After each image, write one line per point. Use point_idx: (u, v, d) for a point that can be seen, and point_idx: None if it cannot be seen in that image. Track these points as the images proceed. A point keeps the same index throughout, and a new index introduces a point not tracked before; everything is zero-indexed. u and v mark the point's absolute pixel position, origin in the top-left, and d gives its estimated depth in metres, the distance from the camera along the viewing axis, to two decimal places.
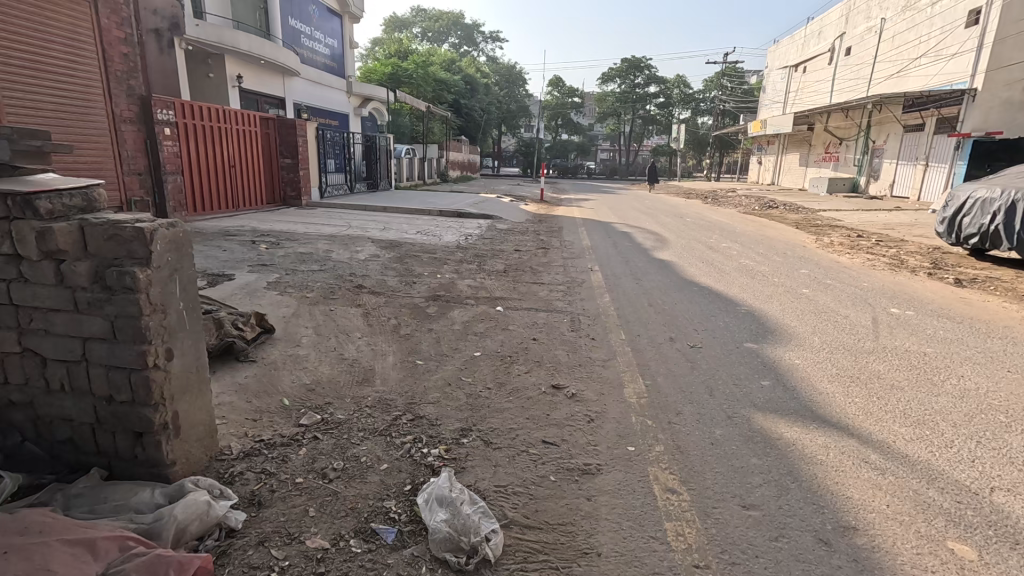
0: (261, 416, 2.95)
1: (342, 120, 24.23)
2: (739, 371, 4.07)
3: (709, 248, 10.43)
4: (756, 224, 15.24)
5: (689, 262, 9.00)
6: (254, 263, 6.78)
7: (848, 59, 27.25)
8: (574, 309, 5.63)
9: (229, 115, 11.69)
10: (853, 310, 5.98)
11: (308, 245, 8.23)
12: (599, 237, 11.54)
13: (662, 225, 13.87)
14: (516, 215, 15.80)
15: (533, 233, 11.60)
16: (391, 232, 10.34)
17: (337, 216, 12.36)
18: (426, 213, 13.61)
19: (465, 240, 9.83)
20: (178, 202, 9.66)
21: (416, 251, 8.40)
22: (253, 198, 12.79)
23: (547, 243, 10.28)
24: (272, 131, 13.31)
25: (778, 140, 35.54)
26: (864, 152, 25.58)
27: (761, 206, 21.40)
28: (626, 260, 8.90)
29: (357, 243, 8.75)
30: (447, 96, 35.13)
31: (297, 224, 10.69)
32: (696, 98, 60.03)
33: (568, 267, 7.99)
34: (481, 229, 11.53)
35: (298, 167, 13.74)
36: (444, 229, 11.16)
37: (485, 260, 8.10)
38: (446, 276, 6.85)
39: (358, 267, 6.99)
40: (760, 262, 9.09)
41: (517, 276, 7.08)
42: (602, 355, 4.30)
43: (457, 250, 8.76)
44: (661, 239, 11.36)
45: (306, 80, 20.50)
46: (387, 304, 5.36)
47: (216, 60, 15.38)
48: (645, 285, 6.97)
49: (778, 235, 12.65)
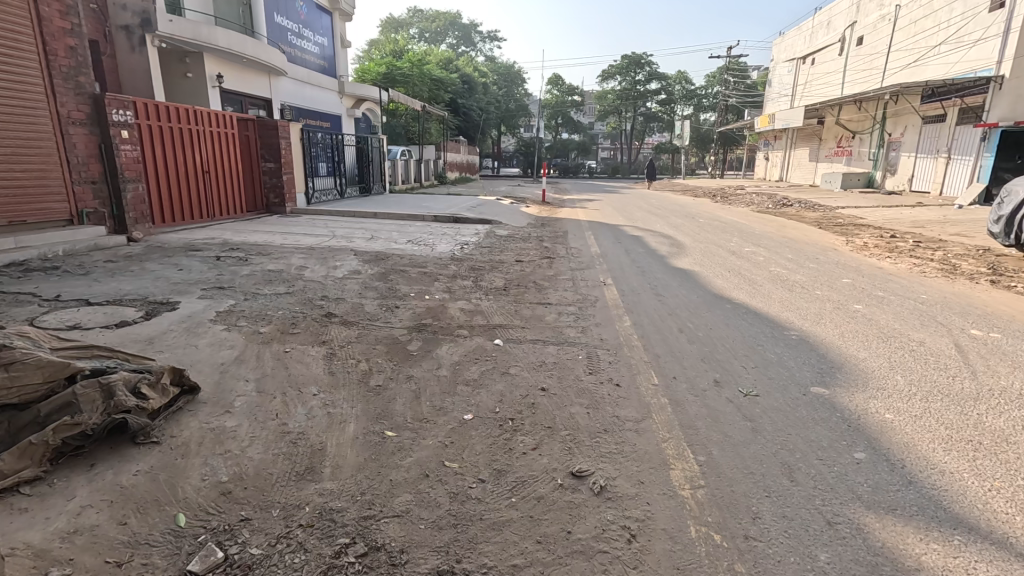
0: (131, 556, 1.94)
1: (334, 122, 23.26)
2: (818, 436, 3.04)
3: (731, 254, 9.40)
4: (775, 224, 14.19)
5: (713, 272, 7.98)
6: (211, 285, 5.79)
7: (860, 49, 26.15)
8: (588, 341, 4.61)
9: (200, 116, 10.69)
10: (925, 333, 4.95)
11: (281, 260, 7.23)
12: (608, 242, 10.52)
13: (674, 227, 12.85)
14: (517, 218, 14.77)
15: (535, 239, 10.60)
16: (378, 242, 9.33)
17: (322, 224, 11.38)
18: (420, 219, 12.61)
19: (460, 250, 8.84)
20: (140, 213, 8.63)
21: (403, 266, 7.41)
22: (230, 206, 11.78)
23: (552, 251, 9.28)
24: (252, 134, 12.34)
25: (786, 134, 34.44)
26: (879, 145, 24.50)
27: (775, 203, 20.39)
28: (641, 271, 7.87)
29: (338, 256, 7.76)
30: (443, 95, 34.12)
31: (275, 234, 9.71)
32: (698, 93, 58.95)
33: (577, 281, 6.97)
34: (479, 236, 10.53)
35: (281, 171, 12.74)
36: (438, 237, 10.17)
37: (482, 274, 7.09)
38: (436, 297, 5.84)
39: (332, 287, 5.99)
40: (792, 269, 8.06)
41: (519, 295, 6.08)
42: (632, 414, 3.28)
43: (451, 262, 7.76)
44: (676, 244, 10.36)
45: (293, 79, 19.50)
46: (359, 340, 4.35)
47: (194, 58, 14.41)
48: (668, 303, 5.95)
49: (803, 237, 11.61)
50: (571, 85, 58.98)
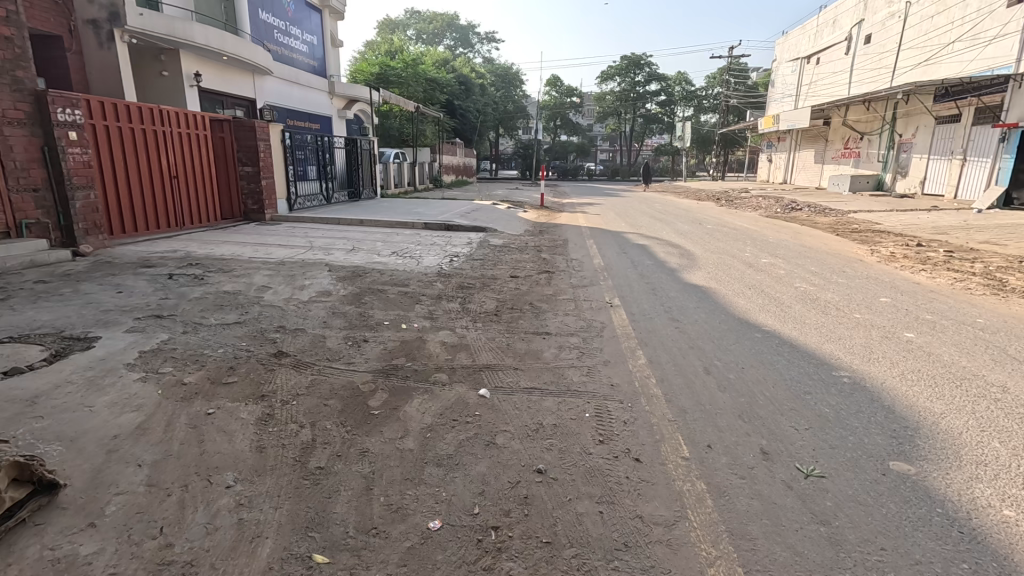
0: None
1: (324, 123, 22.41)
2: (925, 554, 2.17)
3: (748, 266, 8.55)
4: (788, 230, 13.35)
5: (731, 288, 7.12)
6: (149, 312, 4.90)
7: (868, 47, 25.35)
8: (596, 389, 3.72)
9: (165, 116, 9.86)
10: (1003, 374, 4.08)
11: (242, 278, 6.34)
12: (612, 253, 9.64)
13: (682, 235, 11.98)
14: (514, 225, 13.91)
15: (533, 249, 9.72)
16: (359, 255, 8.46)
17: (302, 233, 10.50)
18: (409, 227, 11.75)
19: (449, 264, 7.96)
20: (91, 224, 7.79)
21: (382, 283, 6.55)
22: (200, 213, 10.90)
23: (551, 263, 8.42)
24: (227, 135, 11.47)
25: (791, 136, 33.64)
26: (889, 147, 23.70)
27: (783, 207, 19.54)
28: (650, 288, 7.01)
29: (310, 272, 6.88)
30: (439, 96, 33.26)
31: (245, 246, 8.82)
32: (699, 95, 58.19)
33: (579, 302, 6.11)
34: (472, 246, 9.67)
35: (260, 176, 11.85)
36: (426, 248, 9.29)
37: (472, 294, 6.22)
38: (415, 325, 4.96)
39: (294, 313, 5.12)
40: (820, 285, 7.21)
41: (512, 321, 5.23)
42: (661, 514, 2.40)
43: (438, 279, 6.90)
44: (687, 255, 9.49)
45: (279, 78, 18.62)
46: (309, 392, 3.47)
47: (169, 55, 13.57)
48: (689, 332, 5.08)
49: (822, 246, 10.73)
50: (570, 87, 58.17)
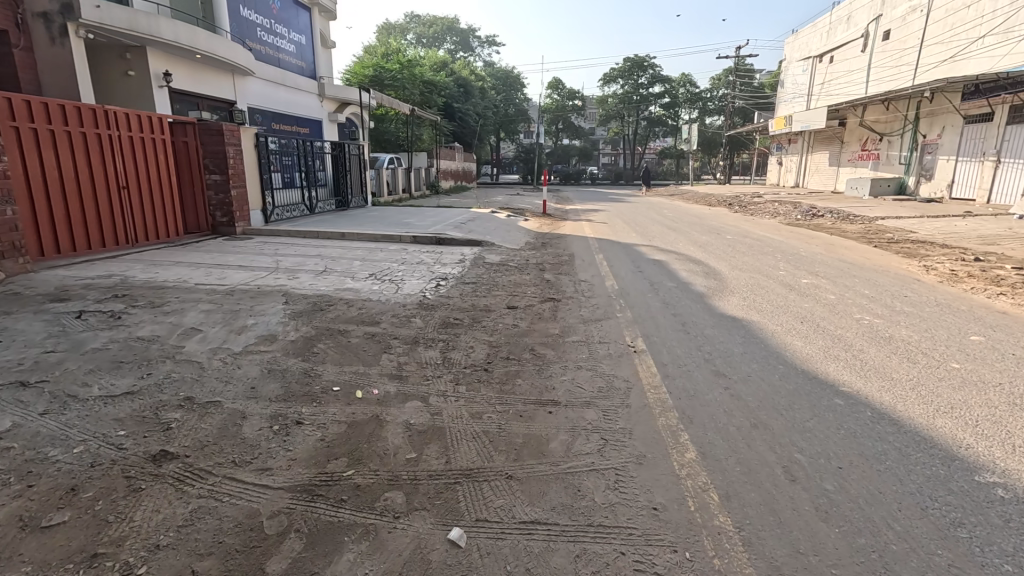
0: None
1: (313, 128, 21.23)
2: None
3: (789, 289, 7.26)
4: (818, 241, 12.03)
5: (775, 319, 5.81)
6: (13, 376, 3.61)
7: (886, 44, 24.06)
8: (632, 522, 2.41)
9: (112, 118, 8.63)
10: None
11: (168, 317, 5.05)
12: (627, 272, 8.37)
13: (702, 249, 10.67)
14: (514, 236, 12.66)
15: (534, 269, 8.42)
16: (329, 278, 7.18)
17: (271, 250, 9.24)
18: (396, 241, 10.50)
19: (434, 290, 6.67)
20: (7, 244, 6.53)
21: (347, 321, 5.26)
22: (158, 227, 9.65)
23: (555, 287, 7.13)
24: (191, 140, 10.24)
25: (803, 138, 32.36)
26: (912, 148, 22.40)
27: (803, 213, 18.24)
28: (678, 321, 5.71)
29: (261, 305, 5.60)
30: (437, 100, 32.12)
31: (200, 267, 7.55)
32: (704, 97, 57.02)
33: (593, 346, 4.81)
34: (464, 265, 8.39)
35: (228, 185, 10.60)
36: (411, 268, 8.01)
37: (459, 336, 4.93)
38: (375, 393, 3.66)
39: (214, 374, 3.83)
40: (887, 317, 5.90)
41: (507, 381, 3.92)
42: None
43: (417, 313, 5.60)
44: (713, 275, 8.19)
45: (262, 80, 17.41)
46: (176, 542, 2.17)
47: (135, 53, 12.41)
48: (744, 398, 3.76)
49: (864, 261, 9.42)
50: (571, 90, 57.05)
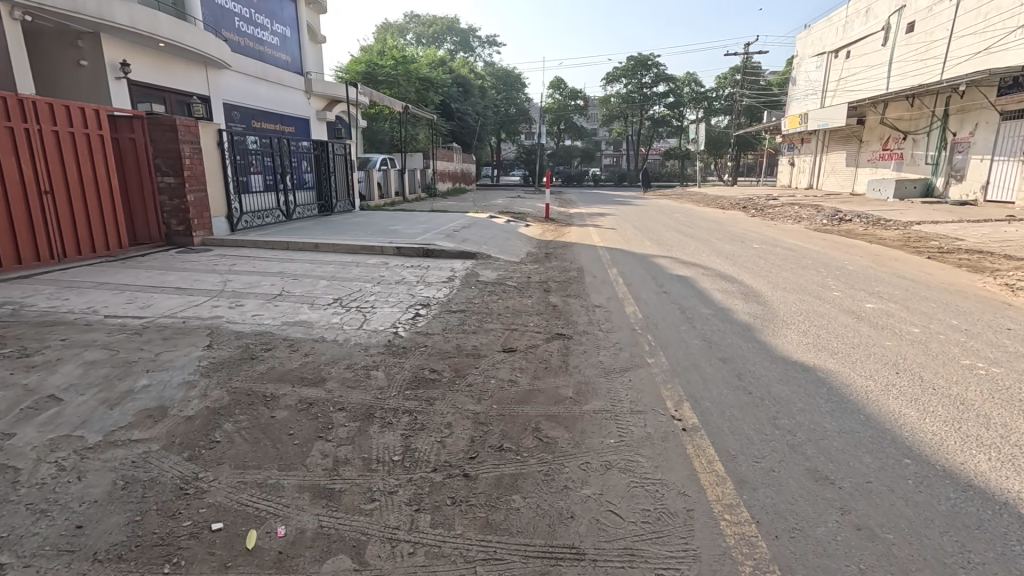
0: None
1: (299, 126, 19.84)
2: None
3: (858, 319, 5.81)
4: (860, 251, 10.58)
5: (860, 367, 4.36)
6: None
7: (911, 36, 22.65)
8: None
9: (33, 110, 7.19)
10: None
11: (27, 378, 3.58)
12: (650, 294, 6.94)
13: (731, 262, 9.23)
14: (514, 245, 11.25)
15: (537, 289, 6.96)
16: (280, 307, 5.72)
17: (225, 266, 7.80)
18: (376, 253, 9.08)
19: (410, 324, 5.22)
20: None
21: (280, 378, 3.81)
22: (98, 237, 8.25)
23: (564, 317, 5.69)
24: (138, 137, 8.85)
25: (818, 137, 30.90)
26: (940, 147, 20.97)
27: (829, 217, 16.81)
28: (732, 371, 4.26)
29: (171, 352, 4.16)
30: (434, 98, 30.74)
31: (125, 291, 6.12)
32: (709, 96, 55.56)
33: (623, 422, 3.36)
34: (452, 285, 6.96)
35: (184, 189, 9.19)
36: (387, 291, 6.57)
37: (432, 406, 3.49)
38: (280, 536, 2.23)
39: (27, 497, 2.38)
40: (1009, 364, 4.43)
41: (499, 502, 2.50)
42: None
43: (381, 364, 4.14)
44: (755, 298, 6.75)
45: (239, 74, 15.99)
46: None
47: (88, 40, 11.03)
48: (885, 541, 2.30)
49: (928, 278, 7.96)
50: (573, 89, 55.70)
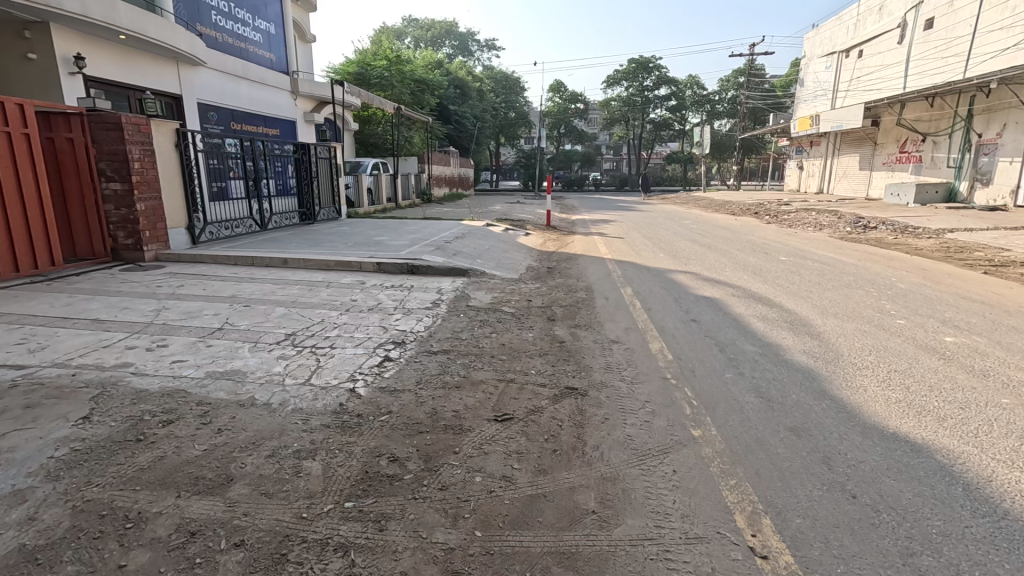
0: None
1: (284, 128, 18.65)
2: None
3: (944, 360, 4.61)
4: (902, 265, 9.37)
5: (990, 444, 3.13)
6: None
7: (929, 33, 21.59)
8: None
9: None
10: None
11: None
12: (676, 323, 5.74)
13: (761, 280, 8.04)
14: (513, 258, 10.06)
15: (540, 318, 5.75)
16: (213, 349, 4.47)
17: (168, 288, 6.58)
18: (354, 271, 7.88)
19: (374, 375, 4.00)
20: None
21: (163, 479, 2.58)
22: (23, 252, 7.00)
23: (574, 361, 4.47)
24: (78, 137, 7.65)
25: (828, 139, 29.78)
26: (964, 149, 19.84)
27: (853, 224, 15.62)
28: (817, 453, 3.04)
29: (26, 432, 2.93)
30: (430, 100, 29.67)
31: (25, 326, 4.88)
32: (712, 99, 54.48)
33: (677, 566, 2.15)
34: (436, 313, 5.74)
35: (132, 197, 7.98)
36: (355, 322, 5.35)
37: (382, 535, 2.27)
38: None
39: None
40: None
41: None
42: None
43: (320, 449, 2.92)
44: (805, 329, 5.56)
45: (216, 72, 14.81)
46: None
47: (36, 30, 9.87)
48: None
49: (999, 299, 6.77)
50: (573, 92, 54.76)
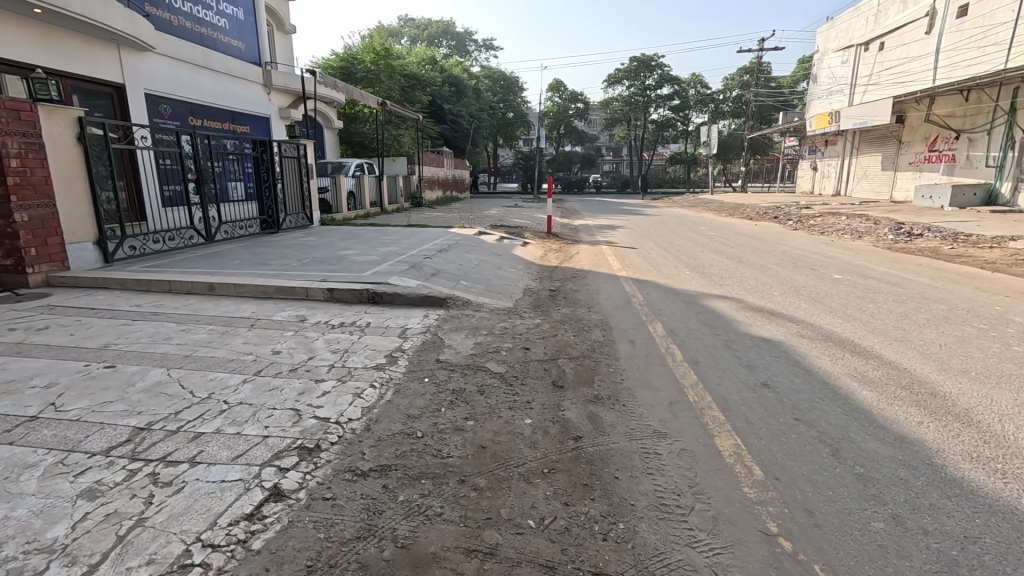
0: None
1: (255, 125, 16.78)
2: None
3: None
4: (990, 286, 7.52)
5: None
6: None
7: (964, 21, 19.78)
8: None
9: None
10: None
11: None
12: (745, 393, 3.85)
13: (826, 310, 6.18)
14: (506, 277, 8.19)
15: (541, 385, 3.88)
16: None
17: (20, 333, 4.70)
18: (296, 301, 6.01)
19: (232, 548, 2.12)
20: None
21: None
22: None
23: (602, 492, 2.60)
24: None
25: (845, 138, 28.01)
26: (1005, 147, 18.03)
27: (894, 231, 13.76)
28: None
29: None
30: (421, 97, 27.86)
31: None
32: (716, 98, 52.67)
33: None
34: (386, 380, 3.85)
35: (9, 205, 6.13)
36: (256, 399, 3.47)
37: None
38: None
39: None
40: None
41: None
42: None
43: None
44: (940, 404, 3.68)
45: (167, 59, 12.91)
46: None
47: None
48: None
49: None
50: (573, 92, 52.93)
